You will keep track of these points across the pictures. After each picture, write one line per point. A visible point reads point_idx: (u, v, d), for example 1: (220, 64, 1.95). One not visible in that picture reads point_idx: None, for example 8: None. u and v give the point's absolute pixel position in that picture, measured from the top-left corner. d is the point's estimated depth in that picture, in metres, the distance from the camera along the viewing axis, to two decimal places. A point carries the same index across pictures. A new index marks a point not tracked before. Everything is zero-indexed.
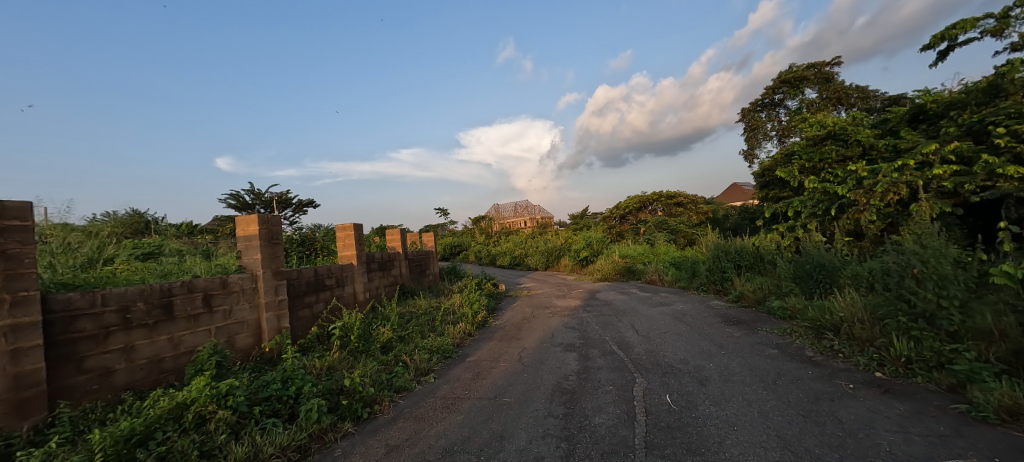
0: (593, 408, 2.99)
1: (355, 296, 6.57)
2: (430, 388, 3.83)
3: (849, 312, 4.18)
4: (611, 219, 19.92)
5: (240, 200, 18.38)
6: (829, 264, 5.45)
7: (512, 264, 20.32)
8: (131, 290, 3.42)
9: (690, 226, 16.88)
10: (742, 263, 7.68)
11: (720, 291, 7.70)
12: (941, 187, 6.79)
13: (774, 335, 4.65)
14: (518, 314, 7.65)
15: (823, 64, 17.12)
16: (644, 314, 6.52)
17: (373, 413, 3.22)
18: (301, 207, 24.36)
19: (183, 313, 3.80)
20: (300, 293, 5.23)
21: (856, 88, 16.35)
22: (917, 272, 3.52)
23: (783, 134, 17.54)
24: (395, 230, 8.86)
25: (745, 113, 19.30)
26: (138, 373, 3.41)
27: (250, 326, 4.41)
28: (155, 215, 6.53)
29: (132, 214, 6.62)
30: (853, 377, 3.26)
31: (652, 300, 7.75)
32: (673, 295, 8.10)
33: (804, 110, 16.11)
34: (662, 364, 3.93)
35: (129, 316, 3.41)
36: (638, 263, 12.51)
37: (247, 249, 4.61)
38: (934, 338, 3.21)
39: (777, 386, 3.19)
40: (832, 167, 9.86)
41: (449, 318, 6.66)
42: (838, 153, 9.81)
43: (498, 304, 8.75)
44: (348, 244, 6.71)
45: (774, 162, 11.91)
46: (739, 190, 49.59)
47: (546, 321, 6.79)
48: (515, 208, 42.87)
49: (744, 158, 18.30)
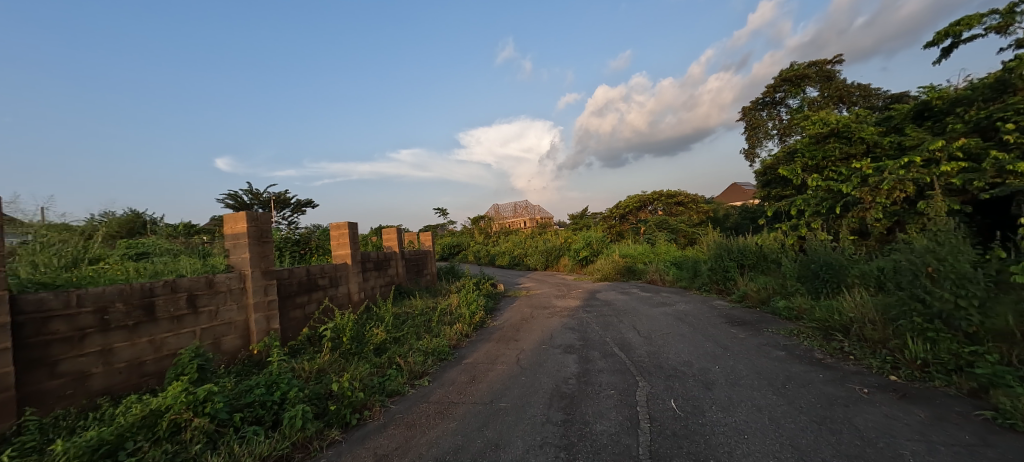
0: (594, 414, 2.84)
1: (350, 297, 6.41)
2: (424, 392, 3.67)
3: (859, 312, 4.03)
4: (611, 219, 19.75)
5: (237, 200, 18.24)
6: (836, 263, 5.29)
7: (511, 264, 20.17)
8: (109, 290, 3.26)
9: (691, 226, 16.74)
10: (745, 263, 7.53)
11: (723, 291, 7.55)
12: (949, 185, 6.64)
13: (781, 336, 4.50)
14: (516, 315, 7.50)
15: (825, 62, 16.99)
16: (645, 315, 6.37)
17: (362, 419, 3.06)
18: (299, 207, 24.18)
19: (165, 314, 3.64)
20: (292, 293, 5.07)
21: (858, 86, 16.21)
22: (931, 270, 3.36)
23: (784, 133, 17.41)
24: (392, 229, 8.69)
25: (746, 112, 19.16)
26: (117, 377, 3.25)
27: (238, 327, 4.25)
28: (152, 215, 6.40)
29: (132, 214, 6.58)
30: (867, 381, 3.11)
31: (654, 300, 7.59)
32: (675, 295, 7.95)
33: (805, 108, 15.97)
34: (665, 367, 3.78)
35: (107, 317, 3.25)
36: (638, 263, 12.36)
37: (235, 248, 4.45)
38: (952, 339, 3.06)
39: (787, 390, 3.04)
40: (836, 165, 9.72)
41: (445, 319, 6.50)
42: (842, 150, 9.66)
43: (496, 305, 8.60)
44: (342, 243, 6.55)
45: (776, 161, 11.75)
46: (739, 190, 49.47)
47: (545, 322, 6.64)
48: (514, 208, 42.71)
49: (744, 156, 18.17)
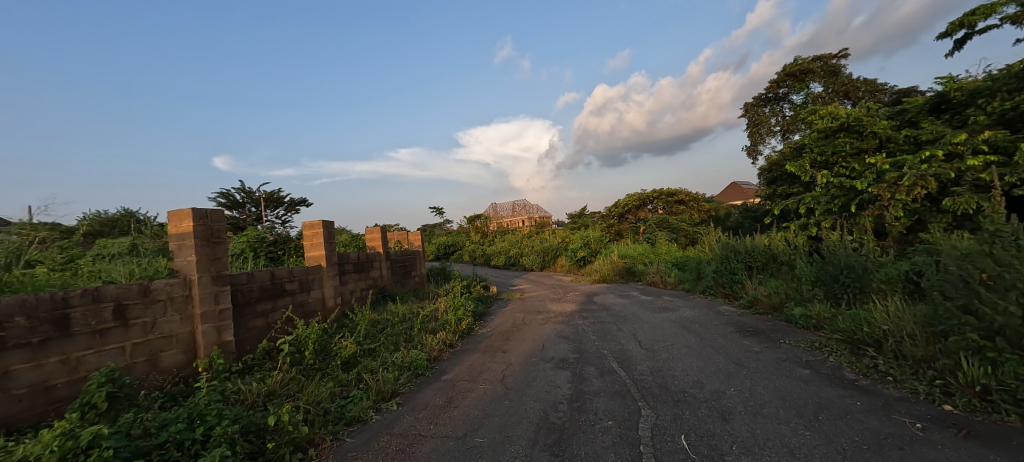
0: (588, 456, 2.29)
1: (324, 303, 5.87)
2: (390, 419, 3.13)
3: (895, 324, 3.49)
4: (609, 218, 19.24)
5: (228, 199, 17.75)
6: (859, 265, 4.77)
7: (507, 264, 19.67)
8: (6, 302, 2.70)
9: (692, 225, 16.21)
10: (754, 265, 6.99)
11: (729, 295, 7.02)
12: (977, 180, 6.12)
13: (801, 349, 3.98)
14: (507, 321, 6.96)
15: (830, 56, 16.52)
16: (647, 322, 5.85)
17: (306, 459, 2.52)
18: (293, 205, 23.67)
19: (84, 328, 3.08)
20: (251, 300, 4.53)
21: (864, 81, 15.73)
22: (988, 277, 2.82)
23: (788, 130, 16.93)
24: (376, 228, 8.15)
25: (747, 108, 18.70)
26: (16, 406, 2.68)
27: (181, 341, 3.71)
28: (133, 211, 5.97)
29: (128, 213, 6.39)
30: (917, 412, 2.58)
31: (655, 304, 7.06)
32: (677, 298, 7.43)
33: (810, 104, 15.49)
34: (672, 389, 3.23)
35: (3, 334, 2.68)
36: (638, 264, 11.82)
37: (179, 250, 3.90)
38: (1018, 362, 2.49)
39: (822, 424, 2.50)
40: (847, 161, 9.21)
41: (428, 326, 5.96)
42: (854, 145, 9.14)
43: (487, 309, 8.07)
44: (316, 243, 5.99)
45: (782, 156, 11.22)
46: (741, 189, 48.97)
47: (537, 329, 6.11)
48: (512, 207, 42.16)
49: (746, 154, 17.70)
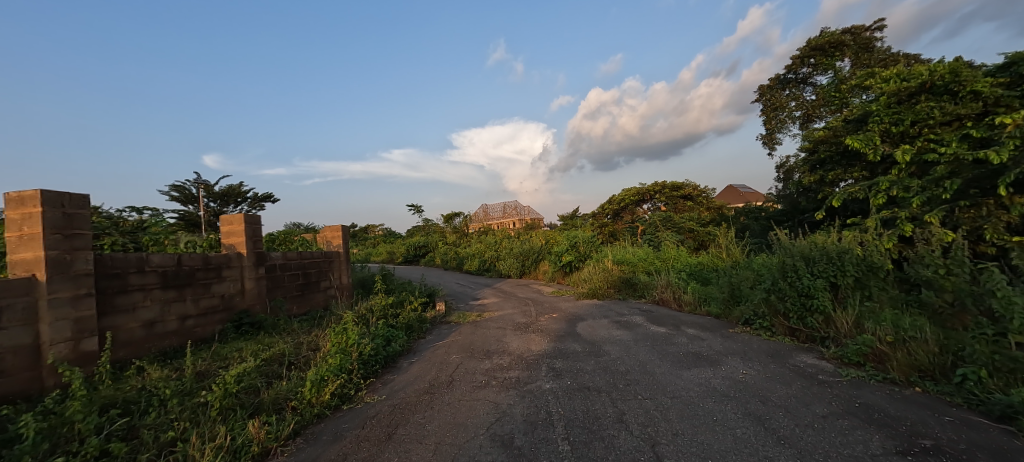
0: None
1: (33, 355, 2.93)
2: None
3: None
4: (603, 217, 16.56)
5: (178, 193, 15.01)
6: None
7: (481, 269, 16.87)
8: None
9: (702, 224, 13.51)
10: (842, 282, 4.12)
11: (800, 333, 4.21)
12: None
13: None
14: (428, 373, 4.09)
15: (863, 29, 14.00)
16: (671, 393, 3.03)
17: None
18: (257, 200, 20.73)
19: None
20: None
21: (907, 56, 13.13)
22: None
23: (813, 115, 14.30)
24: (237, 215, 5.17)
25: (765, 92, 16.12)
26: None
27: None
28: None
29: None
30: None
31: (677, 347, 4.19)
32: (710, 334, 4.64)
33: (844, 81, 12.88)
34: None
35: None
36: (640, 273, 9.00)
37: None
38: None
39: None
40: (933, 133, 6.54)
41: (248, 402, 3.06)
42: (946, 109, 6.45)
43: (409, 347, 5.16)
44: (27, 236, 3.02)
45: (831, 132, 8.51)
46: (738, 194, 46.96)
47: (464, 402, 3.23)
48: (500, 207, 39.52)
49: (763, 143, 15.08)
